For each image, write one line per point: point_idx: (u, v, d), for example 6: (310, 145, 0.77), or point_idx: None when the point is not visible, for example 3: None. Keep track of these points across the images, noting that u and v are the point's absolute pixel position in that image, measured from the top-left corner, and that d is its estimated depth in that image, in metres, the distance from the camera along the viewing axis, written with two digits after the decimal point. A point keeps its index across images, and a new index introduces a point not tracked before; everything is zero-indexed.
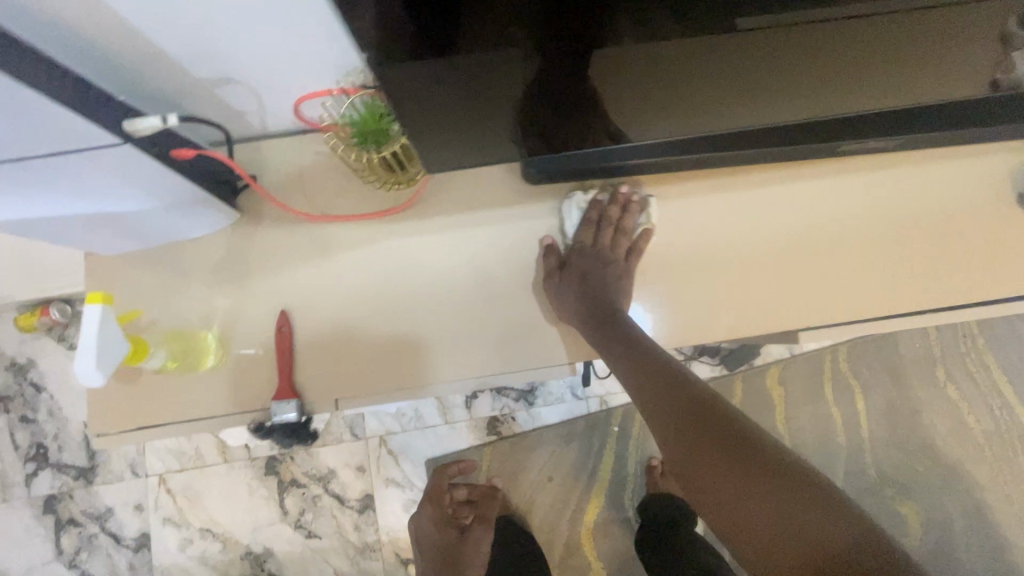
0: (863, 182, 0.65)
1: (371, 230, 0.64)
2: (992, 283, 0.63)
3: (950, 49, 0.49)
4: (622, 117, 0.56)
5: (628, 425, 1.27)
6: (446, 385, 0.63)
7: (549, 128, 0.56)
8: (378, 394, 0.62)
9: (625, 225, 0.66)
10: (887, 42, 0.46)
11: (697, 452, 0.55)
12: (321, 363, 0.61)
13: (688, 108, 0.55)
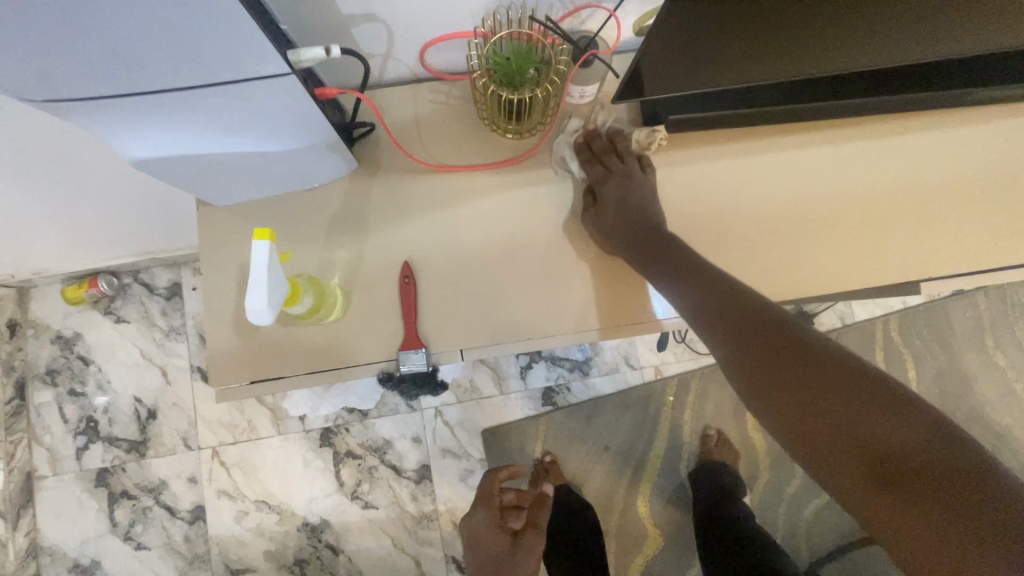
0: (978, 138, 0.66)
1: (494, 180, 0.63)
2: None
3: None
4: (853, 13, 0.47)
5: (682, 395, 1.28)
6: (568, 337, 0.62)
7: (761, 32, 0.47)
8: (502, 345, 0.61)
9: (753, 175, 0.65)
10: None
11: (766, 374, 0.51)
12: (446, 313, 0.60)
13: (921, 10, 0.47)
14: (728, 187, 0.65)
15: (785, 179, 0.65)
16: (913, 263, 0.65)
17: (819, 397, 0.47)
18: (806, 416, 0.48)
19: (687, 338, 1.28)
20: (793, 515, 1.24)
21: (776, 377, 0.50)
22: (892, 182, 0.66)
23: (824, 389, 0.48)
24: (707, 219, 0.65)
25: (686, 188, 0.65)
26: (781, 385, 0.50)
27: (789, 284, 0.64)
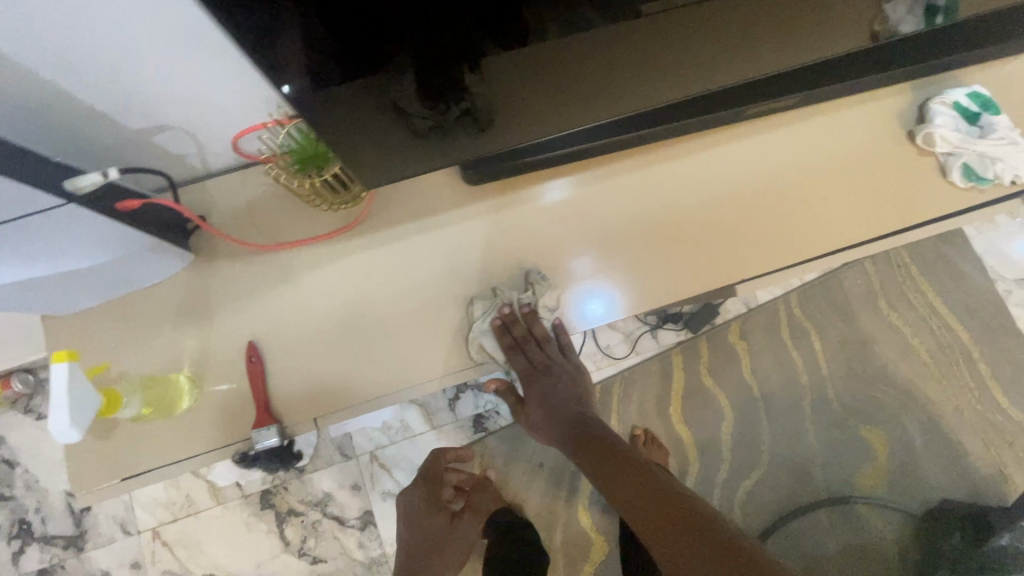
0: (778, 140, 0.71)
1: (329, 250, 0.66)
2: (905, 211, 0.69)
3: (801, 25, 0.58)
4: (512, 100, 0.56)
5: (607, 401, 1.31)
6: (421, 385, 0.66)
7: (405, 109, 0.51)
8: (356, 406, 0.64)
9: (574, 208, 0.70)
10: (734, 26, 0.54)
11: (643, 484, 0.72)
12: (297, 386, 0.63)
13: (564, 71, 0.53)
14: (554, 220, 0.69)
15: (607, 206, 0.70)
16: (733, 265, 0.70)
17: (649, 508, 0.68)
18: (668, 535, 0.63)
19: (603, 344, 1.33)
20: (727, 499, 1.29)
21: (644, 487, 0.71)
22: (704, 194, 0.71)
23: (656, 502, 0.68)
24: (538, 252, 0.69)
25: (513, 225, 0.69)
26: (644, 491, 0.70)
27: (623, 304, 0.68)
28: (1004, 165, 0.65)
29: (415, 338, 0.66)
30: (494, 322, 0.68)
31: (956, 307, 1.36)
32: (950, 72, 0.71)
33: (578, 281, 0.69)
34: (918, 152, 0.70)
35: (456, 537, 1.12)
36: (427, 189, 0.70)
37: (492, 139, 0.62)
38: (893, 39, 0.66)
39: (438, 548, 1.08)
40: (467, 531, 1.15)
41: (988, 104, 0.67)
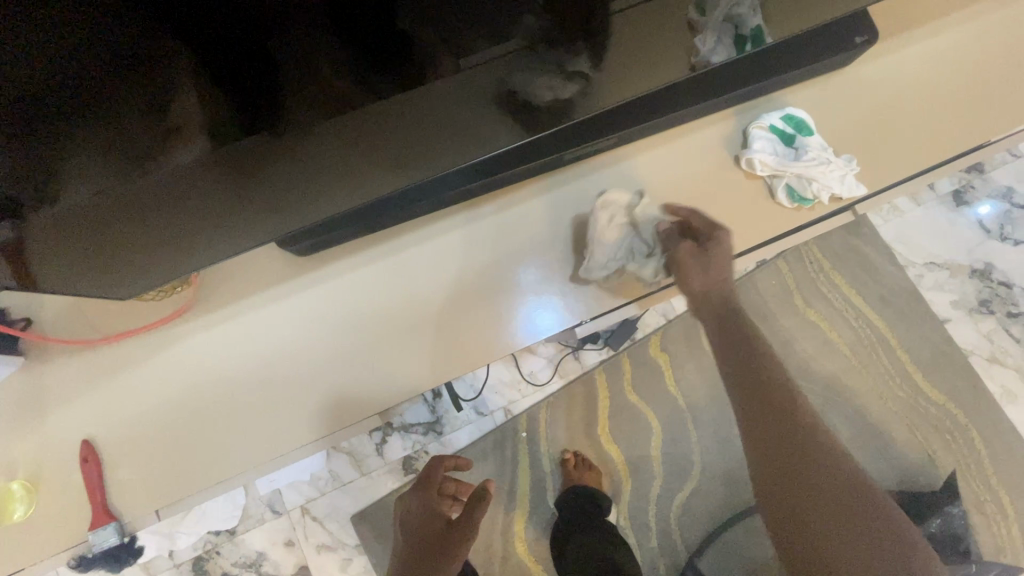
0: (608, 178, 0.73)
1: (167, 336, 0.67)
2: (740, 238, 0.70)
3: (576, 80, 0.63)
4: (300, 179, 0.59)
5: (535, 428, 1.31)
6: (272, 459, 0.66)
7: (232, 200, 0.57)
8: (206, 489, 0.64)
9: (416, 264, 0.71)
10: (506, 86, 0.59)
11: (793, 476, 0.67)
12: (142, 476, 0.63)
13: (386, 158, 0.61)
14: (398, 279, 0.71)
15: (448, 259, 0.71)
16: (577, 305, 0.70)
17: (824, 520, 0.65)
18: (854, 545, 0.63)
19: (526, 371, 1.33)
20: (662, 513, 1.29)
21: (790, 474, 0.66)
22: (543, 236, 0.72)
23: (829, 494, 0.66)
24: (382, 312, 0.70)
25: (356, 288, 0.70)
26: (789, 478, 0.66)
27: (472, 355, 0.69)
28: (819, 184, 0.66)
29: (259, 414, 0.66)
30: (339, 389, 0.67)
31: (869, 297, 1.38)
32: (768, 94, 0.73)
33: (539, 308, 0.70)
34: (746, 176, 0.71)
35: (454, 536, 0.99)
36: (265, 264, 0.70)
37: (297, 215, 0.65)
38: (707, 70, 0.70)
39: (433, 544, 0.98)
40: (465, 535, 0.99)
41: (802, 125, 0.69)
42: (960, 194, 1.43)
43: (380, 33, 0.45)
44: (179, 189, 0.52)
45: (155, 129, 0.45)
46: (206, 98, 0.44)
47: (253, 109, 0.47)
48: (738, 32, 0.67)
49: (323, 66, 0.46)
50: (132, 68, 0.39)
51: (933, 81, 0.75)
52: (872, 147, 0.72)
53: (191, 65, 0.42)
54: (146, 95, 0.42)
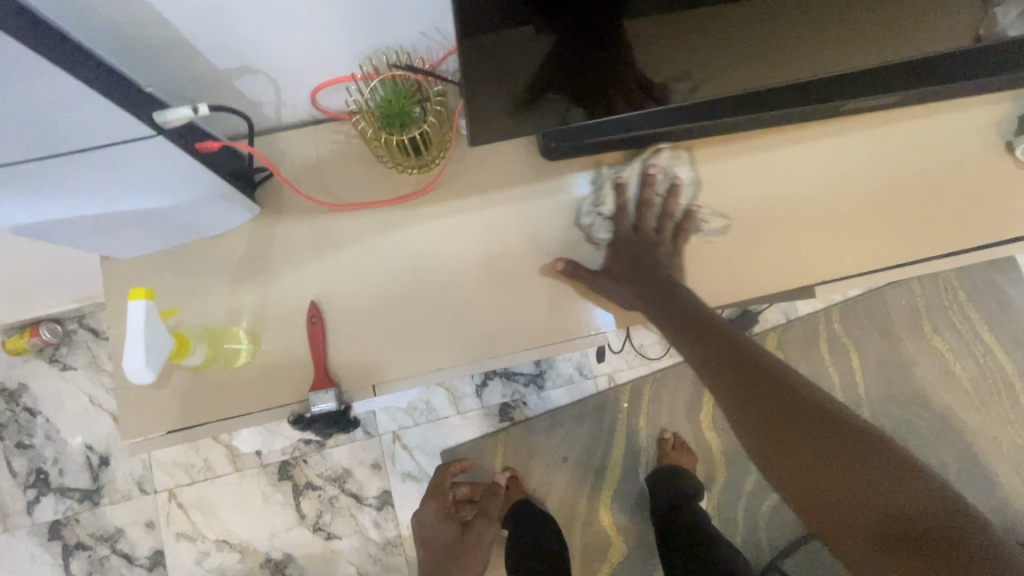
0: (873, 140, 0.68)
1: (399, 216, 0.64)
2: (1006, 223, 0.66)
3: (816, 34, 0.55)
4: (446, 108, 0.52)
5: (636, 401, 1.29)
6: (487, 360, 0.63)
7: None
8: (418, 375, 0.61)
9: (654, 195, 0.68)
10: (731, 32, 0.52)
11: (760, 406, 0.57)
12: (361, 348, 0.61)
13: (566, 89, 0.54)
14: (632, 206, 0.67)
15: (689, 195, 0.67)
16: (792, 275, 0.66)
17: (761, 381, 0.59)
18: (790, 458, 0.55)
19: (637, 343, 1.30)
20: (751, 510, 1.26)
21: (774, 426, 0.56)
22: (795, 190, 0.68)
23: (779, 403, 0.57)
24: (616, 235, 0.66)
25: (590, 207, 0.67)
26: (790, 455, 0.55)
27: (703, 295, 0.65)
28: None
29: (475, 313, 0.63)
30: (560, 304, 0.64)
31: (1002, 335, 1.32)
32: None
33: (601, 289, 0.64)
34: (1016, 165, 0.67)
35: (471, 546, 1.12)
36: (500, 157, 0.66)
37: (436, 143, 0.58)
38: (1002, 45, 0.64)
39: (454, 557, 1.11)
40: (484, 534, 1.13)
41: None
42: None
43: None
44: None
45: None
46: None
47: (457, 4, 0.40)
48: None
49: None
50: None
51: None
52: None
53: None
54: None
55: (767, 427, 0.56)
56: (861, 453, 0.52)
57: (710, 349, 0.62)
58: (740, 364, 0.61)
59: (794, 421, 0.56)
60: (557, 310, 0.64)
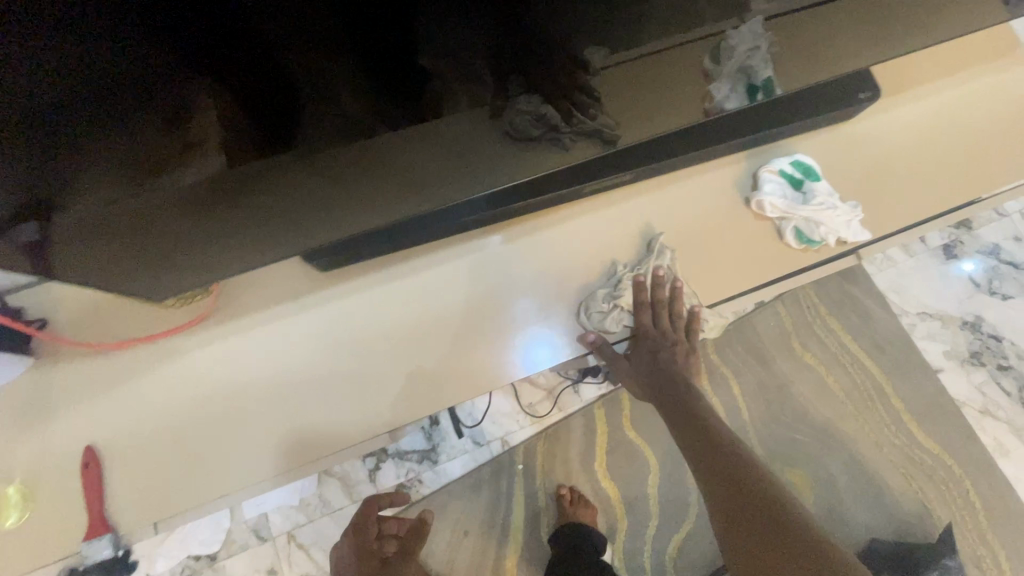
0: (631, 207, 0.75)
1: (177, 346, 0.66)
2: (757, 273, 0.72)
3: (577, 122, 0.64)
4: (290, 206, 0.59)
5: (531, 461, 1.29)
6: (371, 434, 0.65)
7: (176, 130, 0.44)
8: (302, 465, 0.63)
9: (501, 259, 0.72)
10: (490, 131, 0.59)
11: (719, 472, 0.68)
12: (242, 449, 0.63)
13: (372, 189, 0.61)
14: (419, 298, 0.70)
15: (512, 268, 0.72)
16: (574, 343, 0.70)
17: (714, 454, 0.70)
18: (735, 520, 0.64)
19: (525, 403, 1.32)
20: (657, 554, 1.26)
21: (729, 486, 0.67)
22: (572, 260, 0.73)
23: (722, 468, 0.68)
24: (492, 296, 0.70)
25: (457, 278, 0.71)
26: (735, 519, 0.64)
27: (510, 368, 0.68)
28: (826, 228, 0.70)
29: (260, 431, 0.64)
30: (348, 408, 0.65)
31: (865, 342, 1.41)
32: (777, 142, 0.76)
33: (523, 335, 0.69)
34: (754, 217, 0.74)
35: None
36: (279, 275, 0.71)
37: (274, 241, 0.64)
38: (721, 116, 0.73)
39: None
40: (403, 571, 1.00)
41: (809, 171, 0.73)
42: (950, 248, 1.48)
43: (408, 66, 0.47)
44: (189, 208, 0.53)
45: (173, 142, 0.45)
46: (224, 117, 0.45)
47: (268, 131, 0.48)
48: (750, 82, 0.70)
49: (343, 92, 0.47)
50: (163, 84, 0.40)
51: (927, 137, 0.80)
52: (865, 197, 0.76)
53: (212, 90, 0.42)
54: (167, 111, 0.42)
55: (718, 492, 0.67)
56: (771, 518, 0.62)
57: (681, 421, 0.75)
58: (699, 440, 0.72)
59: (735, 489, 0.66)
60: (346, 415, 0.65)
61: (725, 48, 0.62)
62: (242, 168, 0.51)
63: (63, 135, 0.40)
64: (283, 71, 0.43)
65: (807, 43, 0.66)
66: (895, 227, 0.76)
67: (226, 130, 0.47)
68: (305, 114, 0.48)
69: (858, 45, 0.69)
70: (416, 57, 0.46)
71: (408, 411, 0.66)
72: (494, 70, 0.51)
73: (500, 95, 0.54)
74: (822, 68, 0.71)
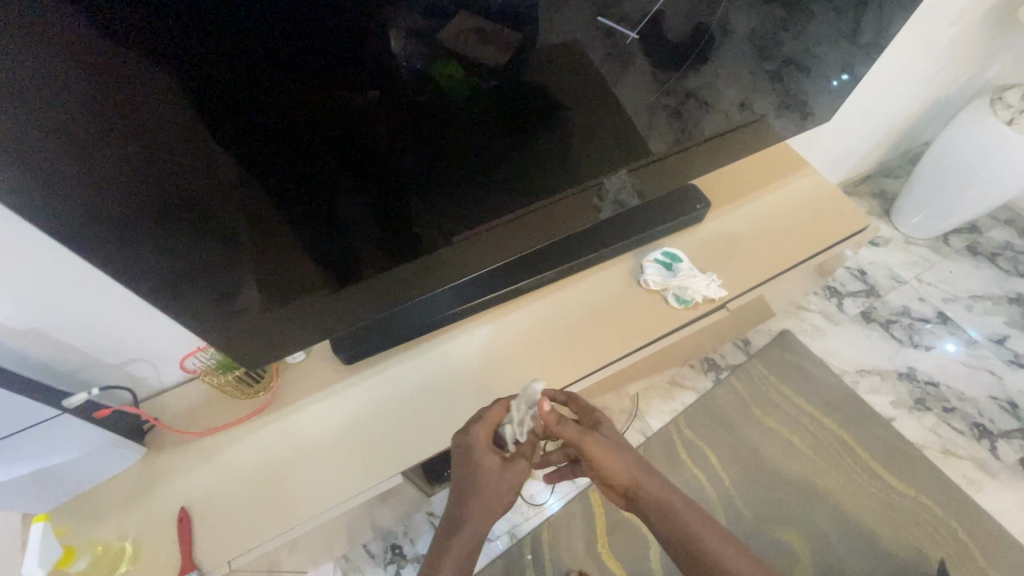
0: (561, 294, 1.09)
1: (247, 427, 0.93)
2: (655, 328, 1.04)
3: (516, 240, 1.02)
4: (310, 328, 0.90)
5: (539, 550, 1.39)
6: (417, 458, 0.93)
7: (242, 293, 0.76)
8: (359, 491, 0.89)
9: (492, 334, 1.05)
10: (463, 253, 0.98)
11: None
12: (299, 496, 0.88)
13: (372, 303, 0.94)
14: (416, 372, 1.01)
15: (484, 342, 1.04)
16: (535, 388, 1.00)
17: None
18: None
19: (527, 494, 1.48)
20: None
21: None
22: (526, 331, 1.06)
23: None
24: (469, 364, 1.02)
25: (473, 342, 1.04)
26: None
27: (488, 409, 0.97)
28: (693, 289, 1.04)
29: (305, 481, 0.89)
30: (370, 454, 0.93)
31: (817, 401, 1.60)
32: (649, 243, 1.14)
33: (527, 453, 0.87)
34: (647, 291, 1.08)
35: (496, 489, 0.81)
36: (315, 372, 1.00)
37: (303, 346, 0.92)
38: (601, 220, 1.10)
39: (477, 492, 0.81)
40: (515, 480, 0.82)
41: (674, 257, 1.07)
42: (867, 313, 1.76)
43: (380, 228, 0.83)
44: (242, 340, 0.83)
45: (238, 300, 0.77)
46: (272, 280, 0.78)
47: (296, 282, 0.81)
48: (625, 204, 1.10)
49: (343, 250, 0.82)
50: (244, 264, 0.73)
51: (750, 229, 1.20)
52: (716, 268, 1.14)
53: (268, 265, 0.76)
54: (241, 282, 0.75)
55: None
56: None
57: None
58: None
59: None
60: (366, 461, 0.92)
61: (605, 189, 1.05)
62: (275, 311, 0.83)
63: (182, 299, 0.70)
64: (311, 245, 0.78)
65: (654, 174, 1.10)
66: (738, 291, 1.12)
67: (270, 289, 0.79)
68: (320, 266, 0.81)
69: (687, 167, 1.14)
70: (386, 222, 0.83)
71: (443, 437, 0.94)
72: (436, 221, 0.89)
73: (474, 227, 0.94)
74: (665, 183, 1.13)
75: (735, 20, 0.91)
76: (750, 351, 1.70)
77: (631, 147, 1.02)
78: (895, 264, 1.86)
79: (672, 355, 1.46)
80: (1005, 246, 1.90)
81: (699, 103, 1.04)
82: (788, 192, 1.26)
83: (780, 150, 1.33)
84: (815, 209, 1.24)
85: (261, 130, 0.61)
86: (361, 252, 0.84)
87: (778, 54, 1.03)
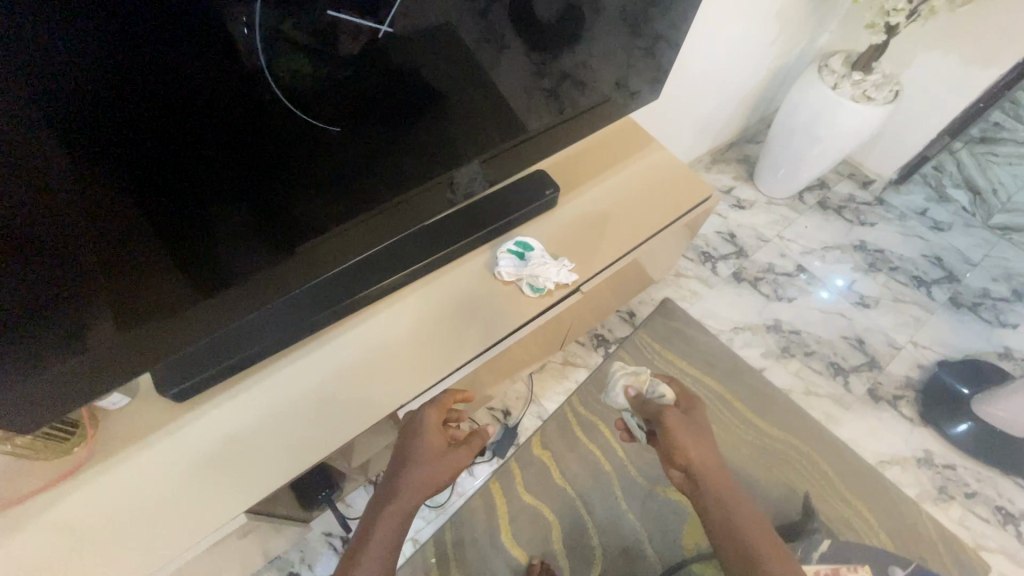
0: (419, 293, 1.07)
1: (66, 486, 0.82)
2: (515, 320, 1.05)
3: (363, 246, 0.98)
4: (166, 346, 0.79)
5: (443, 552, 1.37)
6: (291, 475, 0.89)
7: (81, 317, 0.67)
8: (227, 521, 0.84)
9: (373, 336, 1.02)
10: (314, 263, 0.90)
11: None
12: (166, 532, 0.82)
13: (232, 315, 0.85)
14: (276, 389, 0.95)
15: (341, 353, 1.00)
16: (398, 393, 0.98)
17: None
18: None
19: None
20: None
21: None
22: (386, 336, 1.03)
23: None
24: (330, 376, 0.98)
25: (333, 354, 1.00)
26: None
27: (352, 420, 0.94)
28: (544, 277, 1.06)
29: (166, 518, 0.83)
30: (247, 475, 0.88)
31: (697, 362, 1.69)
32: (505, 234, 1.13)
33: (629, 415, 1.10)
34: (505, 283, 1.08)
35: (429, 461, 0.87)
36: (146, 414, 0.90)
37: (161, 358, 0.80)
38: (450, 214, 1.09)
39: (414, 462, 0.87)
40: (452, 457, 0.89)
41: (525, 245, 1.08)
42: (738, 272, 1.88)
43: (238, 234, 0.76)
44: (82, 371, 0.71)
45: (77, 325, 0.67)
46: (120, 298, 0.69)
47: (148, 301, 0.72)
48: (473, 196, 1.09)
49: (197, 260, 0.73)
50: (83, 281, 0.63)
51: (605, 207, 1.23)
52: (572, 248, 1.15)
53: (114, 282, 0.67)
54: (79, 302, 0.65)
55: None
56: None
57: None
58: None
59: None
60: (244, 482, 0.87)
61: (454, 183, 1.02)
62: (129, 333, 0.73)
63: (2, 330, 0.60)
64: (162, 256, 0.69)
65: (504, 163, 1.08)
66: (595, 272, 1.15)
67: (118, 308, 0.70)
68: (175, 279, 0.73)
69: (536, 152, 1.13)
70: (244, 227, 0.76)
71: (321, 446, 0.92)
72: (293, 225, 0.82)
73: (318, 237, 0.87)
74: (515, 169, 1.12)
75: (606, 0, 0.91)
76: (636, 322, 1.77)
77: (477, 138, 0.99)
78: (760, 224, 2.00)
79: (556, 334, 1.48)
80: (849, 199, 2.10)
81: (577, 83, 1.05)
82: (640, 168, 1.30)
83: (632, 128, 1.37)
84: (665, 183, 1.29)
85: (56, 145, 0.52)
86: (220, 261, 0.76)
87: (650, 32, 1.06)
